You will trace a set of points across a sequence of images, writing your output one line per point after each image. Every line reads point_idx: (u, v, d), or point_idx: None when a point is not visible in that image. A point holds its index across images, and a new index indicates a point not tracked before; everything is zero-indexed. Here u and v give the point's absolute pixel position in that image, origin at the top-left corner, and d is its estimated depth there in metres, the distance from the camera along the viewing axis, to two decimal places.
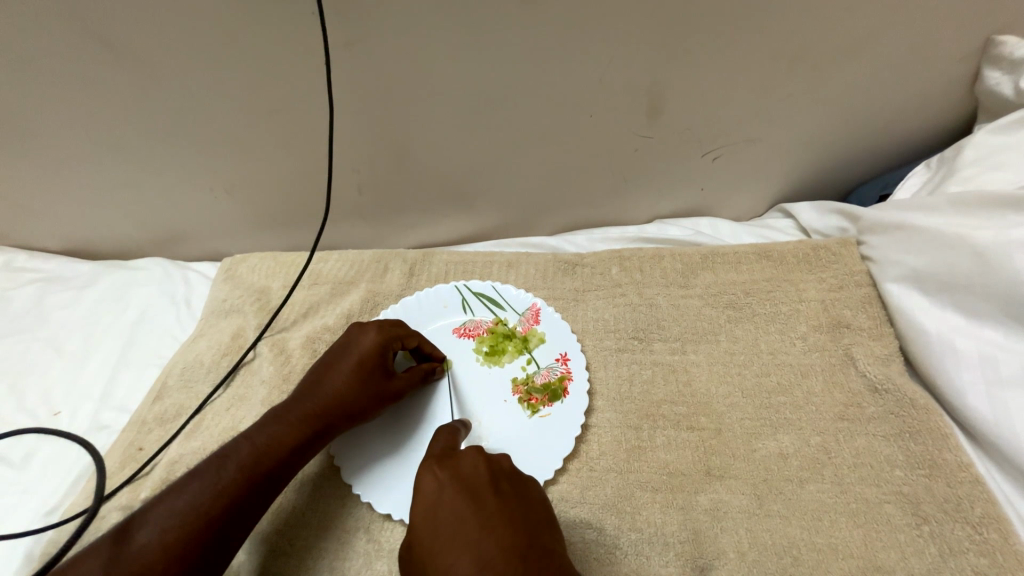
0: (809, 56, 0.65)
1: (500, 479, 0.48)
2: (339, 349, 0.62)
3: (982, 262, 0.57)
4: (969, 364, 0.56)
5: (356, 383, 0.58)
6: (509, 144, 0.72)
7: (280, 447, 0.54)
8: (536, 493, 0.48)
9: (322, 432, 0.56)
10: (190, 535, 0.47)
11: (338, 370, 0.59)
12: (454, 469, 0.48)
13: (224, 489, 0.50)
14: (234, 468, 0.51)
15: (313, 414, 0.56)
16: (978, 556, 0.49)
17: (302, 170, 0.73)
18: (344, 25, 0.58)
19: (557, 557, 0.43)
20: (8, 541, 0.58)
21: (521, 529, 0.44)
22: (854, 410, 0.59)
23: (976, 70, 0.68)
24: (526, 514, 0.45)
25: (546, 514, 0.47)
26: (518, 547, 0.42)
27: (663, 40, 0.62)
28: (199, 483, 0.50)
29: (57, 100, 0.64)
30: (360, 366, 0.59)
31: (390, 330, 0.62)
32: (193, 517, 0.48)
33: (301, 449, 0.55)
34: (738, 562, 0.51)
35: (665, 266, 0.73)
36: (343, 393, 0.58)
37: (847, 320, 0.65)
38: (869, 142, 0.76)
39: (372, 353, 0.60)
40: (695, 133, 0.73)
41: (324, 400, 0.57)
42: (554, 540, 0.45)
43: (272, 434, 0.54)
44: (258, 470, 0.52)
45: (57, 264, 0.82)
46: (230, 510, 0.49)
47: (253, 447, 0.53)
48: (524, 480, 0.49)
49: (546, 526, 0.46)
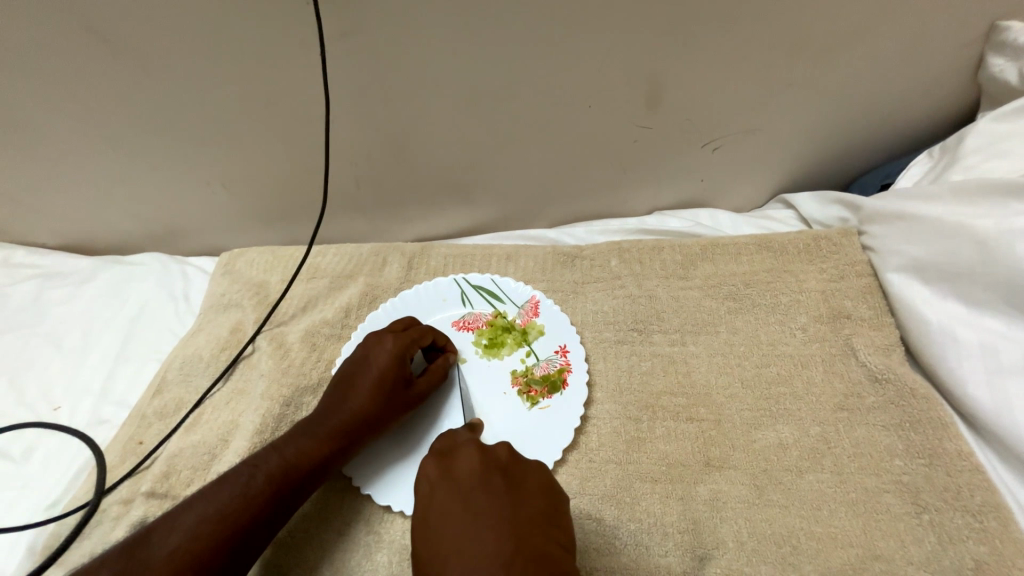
0: (809, 45, 0.65)
1: (493, 473, 0.47)
2: (356, 360, 0.61)
3: (984, 250, 0.56)
4: (969, 354, 0.56)
5: (380, 393, 0.58)
6: (508, 136, 0.71)
7: (309, 460, 0.54)
8: (538, 484, 0.48)
9: (350, 445, 0.56)
10: (217, 542, 0.47)
11: (360, 382, 0.59)
12: (447, 469, 0.48)
13: (252, 499, 0.50)
14: (262, 477, 0.52)
15: (340, 428, 0.56)
16: (977, 544, 0.49)
17: (300, 163, 0.73)
18: (338, 16, 0.57)
19: (548, 562, 0.41)
20: (11, 535, 0.59)
21: (507, 526, 0.43)
22: (854, 400, 0.59)
23: (979, 56, 0.67)
24: (516, 509, 0.44)
25: (545, 508, 0.46)
26: (503, 551, 0.41)
27: (661, 28, 0.61)
28: (230, 491, 0.50)
29: (52, 96, 0.64)
30: (382, 376, 0.59)
31: (405, 336, 0.62)
32: (220, 525, 0.48)
33: (329, 462, 0.55)
34: (737, 552, 0.51)
35: (664, 257, 0.73)
36: (368, 404, 0.57)
37: (847, 311, 0.65)
38: (870, 132, 0.76)
39: (390, 360, 0.60)
40: (696, 124, 0.72)
41: (350, 414, 0.57)
42: (548, 538, 0.43)
43: (301, 447, 0.54)
44: (285, 481, 0.52)
45: (56, 260, 0.82)
46: (255, 520, 0.50)
47: (281, 459, 0.53)
48: (526, 470, 0.49)
49: (541, 521, 0.44)
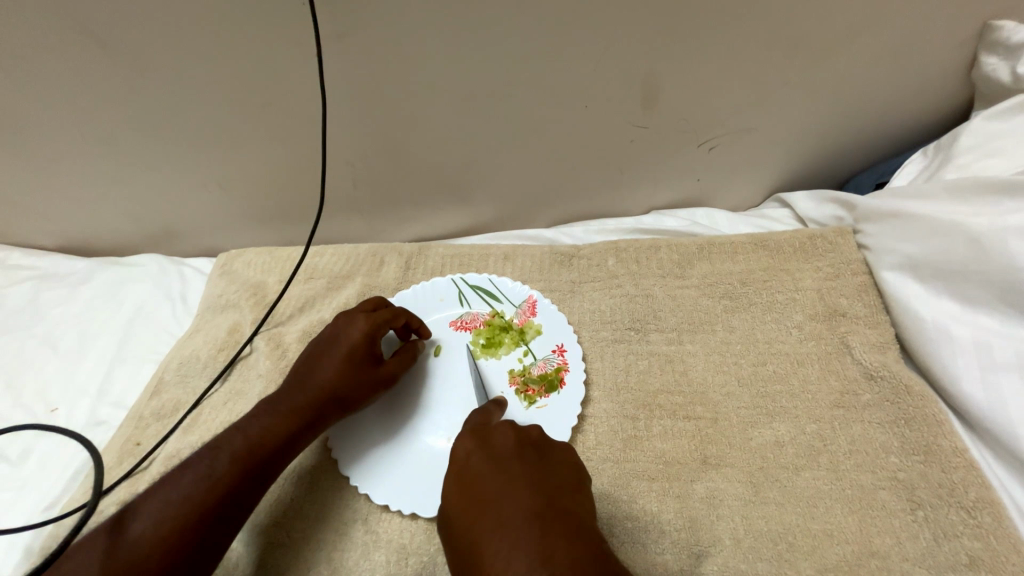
0: (803, 44, 0.65)
1: (526, 446, 0.48)
2: (327, 337, 0.62)
3: (978, 248, 0.57)
4: (964, 351, 0.56)
5: (348, 370, 0.59)
6: (504, 136, 0.72)
7: (275, 436, 0.54)
8: (565, 460, 0.48)
9: (316, 422, 0.57)
10: (186, 525, 0.47)
11: (329, 359, 0.60)
12: (482, 438, 0.49)
13: (218, 481, 0.50)
14: (227, 458, 0.52)
15: (307, 404, 0.57)
16: (971, 541, 0.50)
17: (296, 164, 0.73)
18: (335, 17, 0.57)
19: (580, 523, 0.42)
20: (8, 537, 0.59)
21: (543, 492, 0.44)
22: (850, 398, 0.59)
23: (973, 55, 0.68)
24: (550, 477, 0.45)
25: (573, 481, 0.47)
26: (539, 508, 0.42)
27: (656, 28, 0.61)
28: (193, 475, 0.50)
29: (48, 97, 0.64)
30: (351, 354, 0.60)
31: (377, 316, 0.63)
32: (186, 508, 0.48)
33: (296, 438, 0.55)
34: (734, 549, 0.51)
35: (661, 256, 0.73)
36: (336, 381, 0.58)
37: (843, 309, 0.65)
38: (865, 131, 0.76)
39: (360, 339, 0.61)
40: (692, 123, 0.72)
41: (317, 390, 0.58)
42: (578, 505, 0.44)
43: (266, 424, 0.55)
44: (251, 461, 0.52)
45: (52, 261, 0.82)
46: (224, 501, 0.49)
47: (245, 439, 0.53)
48: (554, 449, 0.49)
49: (570, 490, 0.45)
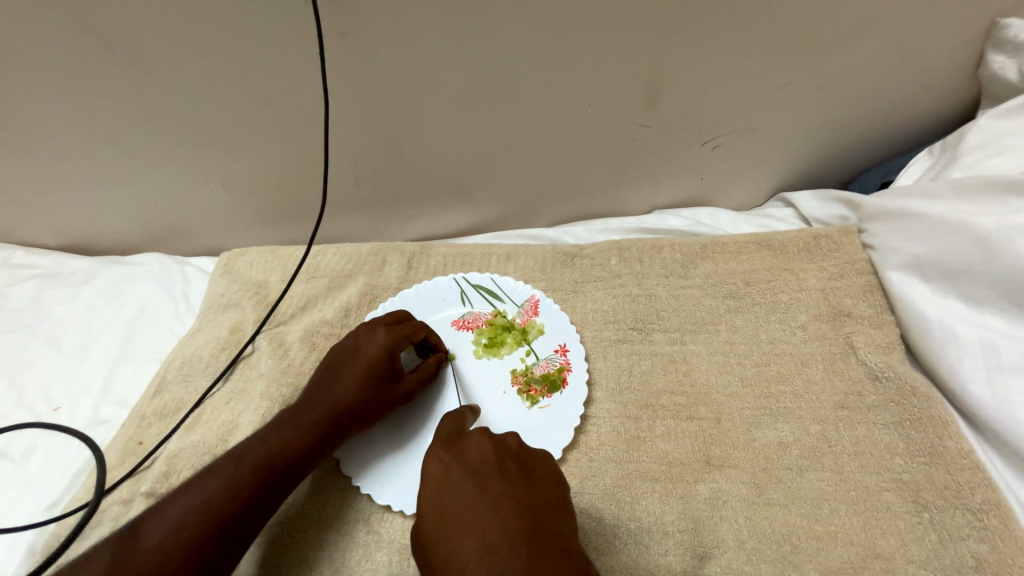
0: (808, 43, 0.65)
1: (506, 460, 0.48)
2: (347, 349, 0.62)
3: (984, 248, 0.56)
4: (970, 353, 0.56)
5: (366, 385, 0.59)
6: (507, 135, 0.71)
7: (293, 450, 0.54)
8: (546, 472, 0.48)
9: (333, 435, 0.57)
10: (204, 533, 0.47)
11: (347, 372, 0.59)
12: (459, 453, 0.49)
13: (239, 489, 0.50)
14: (247, 467, 0.52)
15: (323, 418, 0.57)
16: (977, 543, 0.49)
17: (299, 163, 0.73)
18: (338, 17, 0.57)
19: (565, 541, 0.41)
20: (11, 536, 0.59)
21: (527, 510, 0.43)
22: (855, 399, 0.59)
23: (979, 54, 0.67)
24: (533, 493, 0.45)
25: (556, 494, 0.46)
26: (523, 530, 0.42)
27: (660, 27, 0.61)
28: (214, 482, 0.50)
29: (52, 97, 0.64)
30: (369, 368, 0.59)
31: (397, 330, 0.62)
32: (207, 516, 0.48)
33: (313, 450, 0.55)
34: (737, 550, 0.51)
35: (665, 255, 0.72)
36: (352, 396, 0.58)
37: (847, 310, 0.65)
38: (870, 130, 0.76)
39: (379, 353, 0.60)
40: (695, 123, 0.72)
41: (334, 404, 0.57)
42: (563, 523, 0.44)
43: (285, 437, 0.55)
44: (271, 471, 0.52)
45: (56, 260, 0.83)
46: (243, 510, 0.50)
47: (267, 448, 0.54)
48: (535, 459, 0.49)
49: (554, 505, 0.45)
